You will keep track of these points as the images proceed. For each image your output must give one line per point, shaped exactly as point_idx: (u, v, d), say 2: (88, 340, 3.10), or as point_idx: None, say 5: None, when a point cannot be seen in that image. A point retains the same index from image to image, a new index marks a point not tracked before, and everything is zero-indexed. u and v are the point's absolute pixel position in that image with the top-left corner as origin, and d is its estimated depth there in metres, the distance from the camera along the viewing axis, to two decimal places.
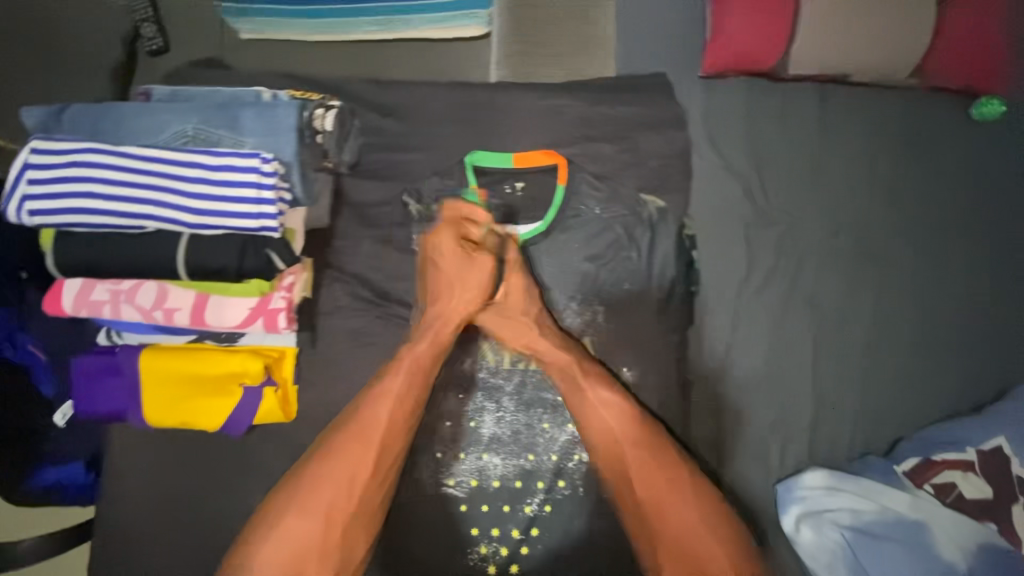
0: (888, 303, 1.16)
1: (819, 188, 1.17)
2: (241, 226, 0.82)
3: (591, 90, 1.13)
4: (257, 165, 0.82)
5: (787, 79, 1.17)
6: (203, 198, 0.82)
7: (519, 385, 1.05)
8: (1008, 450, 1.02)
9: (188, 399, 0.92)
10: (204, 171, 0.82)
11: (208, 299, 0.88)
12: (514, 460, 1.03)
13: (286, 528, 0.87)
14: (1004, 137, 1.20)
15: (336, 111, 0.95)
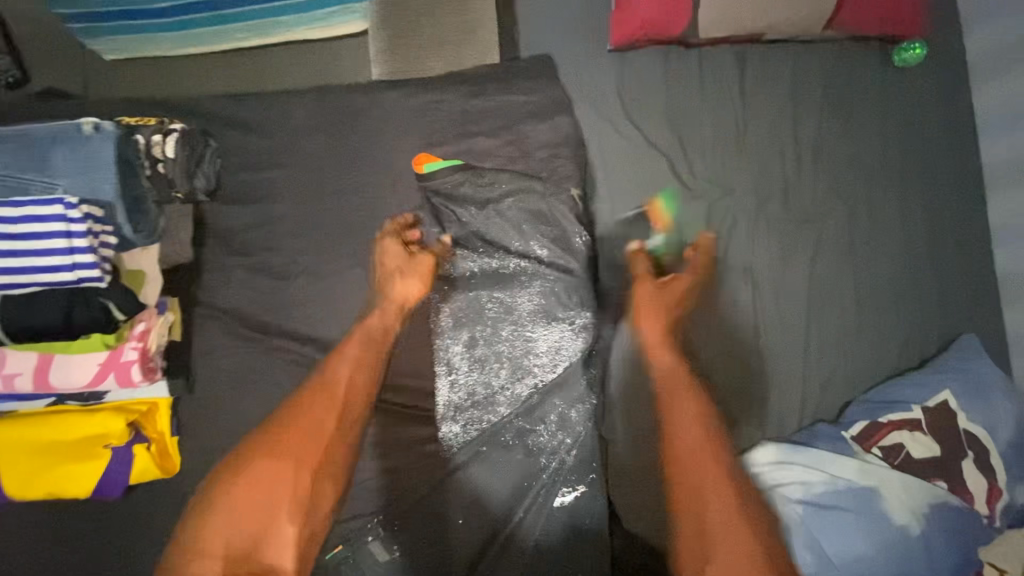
0: (824, 266, 1.13)
1: (743, 154, 1.13)
2: (57, 280, 0.81)
3: (472, 80, 1.05)
4: (62, 212, 0.79)
5: (700, 44, 1.12)
6: (20, 254, 0.79)
7: (470, 342, 0.98)
8: (955, 407, 1.02)
9: (48, 469, 0.85)
10: (5, 225, 0.79)
11: (52, 359, 0.83)
12: (475, 424, 0.96)
13: (250, 477, 0.78)
14: (925, 83, 1.17)
15: (178, 134, 0.91)
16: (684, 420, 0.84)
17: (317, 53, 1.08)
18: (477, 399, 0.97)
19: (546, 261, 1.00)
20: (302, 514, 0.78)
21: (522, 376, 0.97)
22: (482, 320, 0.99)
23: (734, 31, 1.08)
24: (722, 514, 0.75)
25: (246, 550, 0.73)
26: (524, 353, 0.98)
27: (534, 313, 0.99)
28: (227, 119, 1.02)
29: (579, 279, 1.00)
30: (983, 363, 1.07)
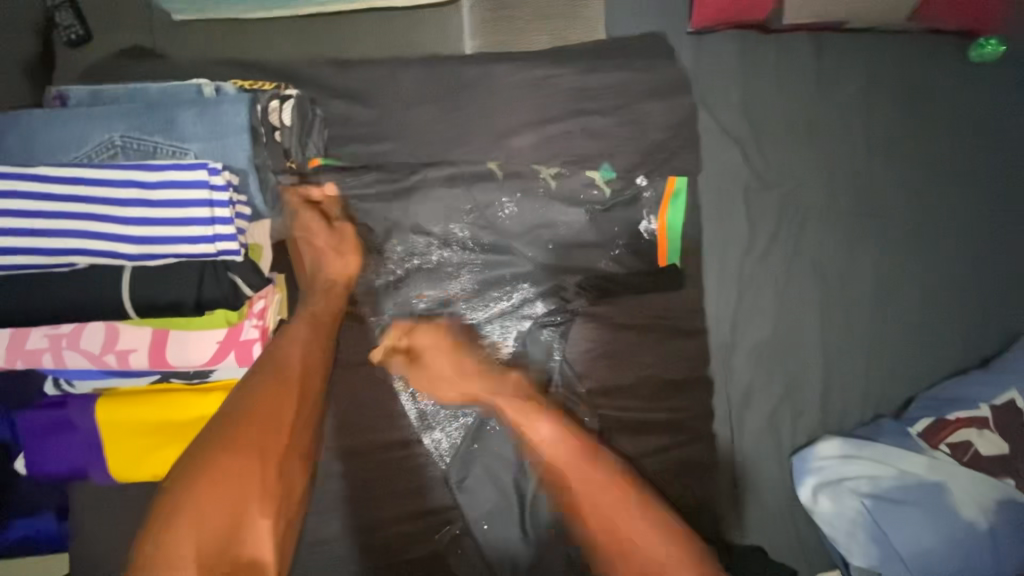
0: (893, 261, 1.12)
1: (815, 144, 1.11)
2: (194, 252, 0.76)
3: (582, 57, 1.04)
4: (206, 177, 0.76)
5: (783, 29, 1.09)
6: (157, 220, 0.75)
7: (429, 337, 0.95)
8: (1022, 405, 1.01)
9: (154, 449, 0.83)
10: (139, 189, 0.74)
11: (168, 335, 0.79)
12: (455, 423, 0.93)
13: (211, 473, 0.71)
14: (1002, 78, 1.16)
15: (294, 101, 0.89)
16: (549, 437, 0.85)
17: (387, 21, 1.03)
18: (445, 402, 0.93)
19: (472, 242, 0.98)
20: (272, 500, 0.76)
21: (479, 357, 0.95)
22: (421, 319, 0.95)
23: (819, 18, 1.05)
24: (630, 521, 0.78)
25: (218, 550, 0.68)
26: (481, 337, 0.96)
27: (471, 297, 0.97)
28: (306, 89, 0.98)
29: (534, 255, 0.99)
30: None
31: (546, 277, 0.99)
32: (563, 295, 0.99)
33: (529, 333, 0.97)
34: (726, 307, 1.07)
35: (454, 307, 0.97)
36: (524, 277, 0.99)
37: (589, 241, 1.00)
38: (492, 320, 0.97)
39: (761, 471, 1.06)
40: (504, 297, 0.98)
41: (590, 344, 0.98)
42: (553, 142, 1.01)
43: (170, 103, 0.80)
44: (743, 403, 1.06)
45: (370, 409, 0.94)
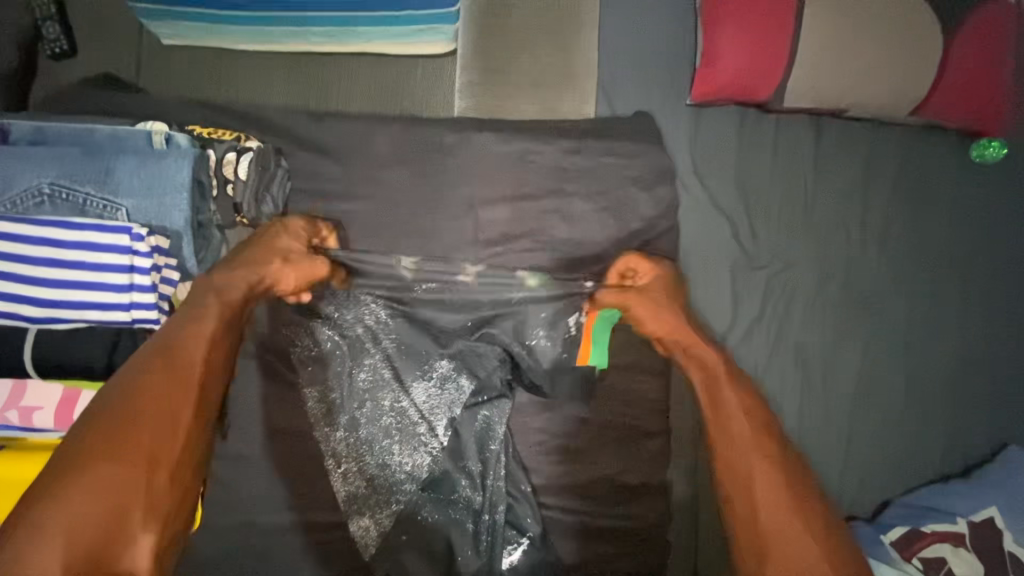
0: (878, 357, 1.09)
1: (809, 229, 1.09)
2: (110, 318, 0.75)
3: (567, 129, 1.01)
4: (128, 242, 0.73)
5: (781, 111, 1.07)
6: (69, 282, 0.73)
7: (371, 415, 0.91)
8: (1000, 525, 0.97)
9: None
10: (57, 249, 0.73)
11: (80, 395, 0.73)
12: (385, 511, 0.88)
13: (88, 478, 0.56)
14: (1002, 182, 1.13)
15: (253, 153, 0.84)
16: (732, 397, 0.74)
17: (383, 69, 1.02)
18: (376, 485, 0.89)
19: (393, 313, 0.92)
20: (161, 512, 0.59)
21: (411, 437, 0.90)
22: (357, 397, 0.91)
23: (818, 103, 1.04)
24: (775, 492, 0.64)
25: (91, 564, 0.53)
26: (414, 418, 0.91)
27: (401, 372, 0.92)
28: (284, 132, 0.95)
29: (487, 344, 0.92)
30: None
31: (491, 365, 0.92)
32: (508, 384, 0.92)
33: (463, 423, 0.90)
34: None
35: (390, 387, 0.91)
36: (467, 363, 0.92)
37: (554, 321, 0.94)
38: (430, 399, 0.91)
39: None
40: (442, 382, 0.92)
41: (544, 436, 0.92)
42: (534, 211, 0.97)
43: (111, 152, 0.77)
44: None
45: (319, 468, 0.89)
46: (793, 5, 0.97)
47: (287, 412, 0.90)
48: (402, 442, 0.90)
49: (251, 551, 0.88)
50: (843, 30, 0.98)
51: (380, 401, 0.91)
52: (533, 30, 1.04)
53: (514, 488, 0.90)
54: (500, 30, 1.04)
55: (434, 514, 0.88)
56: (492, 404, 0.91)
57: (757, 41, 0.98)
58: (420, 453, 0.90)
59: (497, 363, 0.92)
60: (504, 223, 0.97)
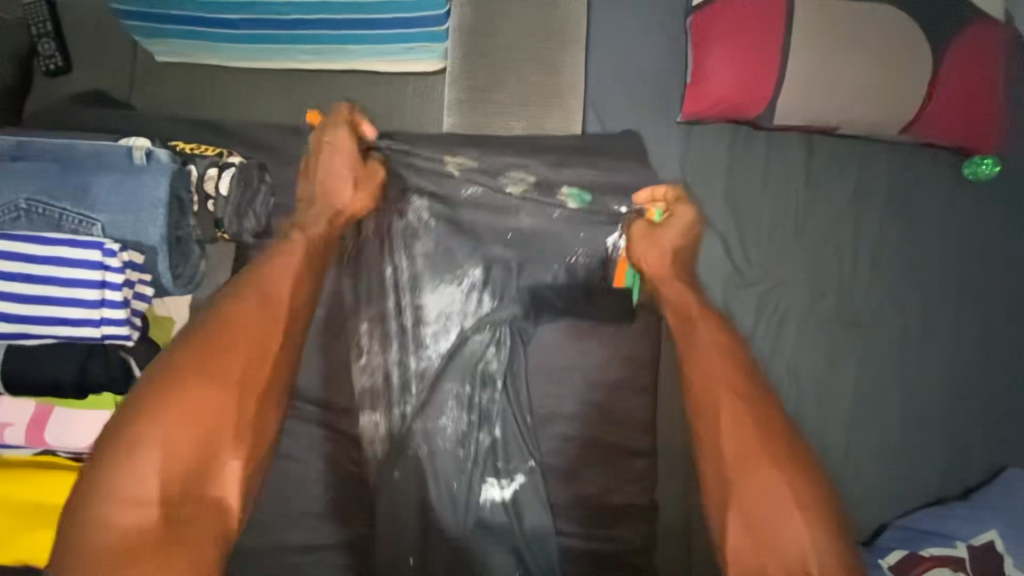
0: (873, 374, 1.07)
1: (801, 245, 1.08)
2: (81, 334, 0.75)
3: (553, 146, 1.01)
4: (99, 259, 0.73)
5: (770, 128, 1.07)
6: (39, 298, 0.73)
7: (388, 315, 0.90)
8: (1001, 550, 0.95)
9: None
10: (28, 264, 0.73)
11: (52, 412, 0.76)
12: (393, 411, 0.88)
13: (186, 399, 0.64)
14: (995, 198, 1.13)
15: (235, 168, 0.83)
16: (710, 342, 0.81)
17: (374, 86, 1.03)
18: (392, 383, 0.89)
19: (432, 215, 0.94)
20: (247, 438, 0.66)
21: (431, 342, 0.90)
22: (385, 290, 0.90)
23: (808, 121, 1.04)
24: (751, 437, 0.70)
25: (184, 484, 0.60)
26: (428, 325, 0.90)
27: (426, 275, 0.92)
28: (273, 147, 0.96)
29: (507, 305, 0.92)
30: None
31: (519, 288, 0.93)
32: (530, 312, 0.92)
33: (461, 347, 0.90)
34: None
35: (422, 286, 0.91)
36: (495, 283, 0.93)
37: (543, 337, 0.94)
38: (456, 308, 0.91)
39: None
40: (468, 297, 0.92)
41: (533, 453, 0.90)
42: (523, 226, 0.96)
43: (89, 167, 0.77)
44: None
45: (303, 483, 0.88)
46: (781, 25, 0.98)
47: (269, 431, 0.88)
48: (422, 347, 0.90)
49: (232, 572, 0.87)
50: (831, 50, 0.99)
51: (405, 301, 0.91)
52: (525, 45, 1.04)
53: (518, 417, 0.89)
54: (492, 42, 1.03)
55: (441, 427, 0.87)
56: (516, 326, 0.92)
57: (744, 62, 0.99)
58: (433, 354, 0.90)
59: (486, 375, 0.90)
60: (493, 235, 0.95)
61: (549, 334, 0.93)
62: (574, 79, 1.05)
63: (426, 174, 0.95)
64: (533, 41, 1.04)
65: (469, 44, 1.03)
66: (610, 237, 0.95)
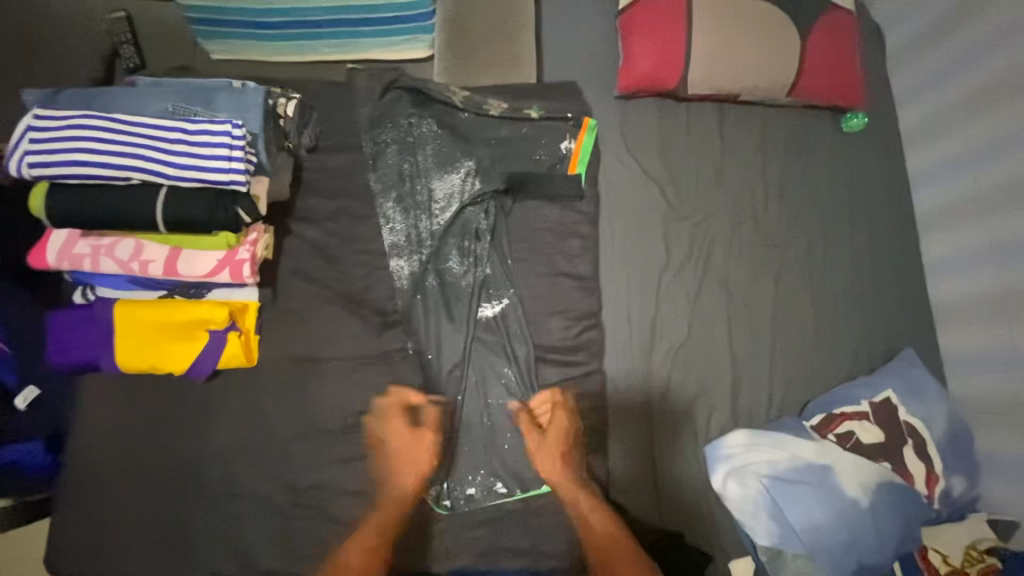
0: (788, 282, 1.33)
1: (722, 185, 1.36)
2: (214, 180, 0.90)
3: (513, 98, 1.25)
4: (229, 129, 0.89)
5: (689, 98, 1.38)
6: (188, 154, 0.89)
7: (401, 196, 1.15)
8: (895, 402, 1.19)
9: (164, 344, 0.98)
10: (183, 132, 0.90)
11: (180, 252, 0.94)
12: (415, 257, 1.12)
13: None
14: (869, 144, 1.44)
15: (297, 100, 1.12)
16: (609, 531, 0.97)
17: None
18: (412, 238, 1.13)
19: (441, 128, 1.19)
20: None
21: (440, 212, 1.14)
22: (404, 178, 1.15)
23: (716, 89, 1.35)
24: None
25: None
26: (438, 195, 1.15)
27: (433, 167, 1.16)
28: None
29: (493, 178, 1.16)
30: (918, 368, 1.25)
31: (504, 172, 1.17)
32: (511, 191, 1.17)
33: (460, 209, 1.15)
34: (646, 314, 1.28)
35: (431, 175, 1.16)
36: (486, 171, 1.17)
37: (519, 253, 1.15)
38: (459, 188, 1.15)
39: (679, 461, 1.20)
40: (465, 180, 1.16)
41: (516, 343, 1.11)
42: (500, 161, 1.18)
43: (213, 89, 0.98)
44: (662, 401, 1.23)
45: (330, 377, 1.06)
46: (682, 15, 1.31)
47: (298, 336, 1.07)
48: (433, 215, 1.14)
49: (270, 452, 1.02)
50: (726, 33, 1.32)
51: (419, 183, 1.15)
52: (493, 25, 1.30)
53: (502, 276, 1.13)
54: (467, 24, 1.29)
55: (449, 267, 1.12)
56: (499, 198, 1.16)
57: (659, 45, 1.31)
58: (444, 214, 1.14)
59: (475, 279, 1.12)
60: (474, 161, 1.17)
61: (521, 233, 1.17)
62: (530, 53, 1.31)
63: (435, 88, 1.19)
64: (500, 23, 1.30)
65: (449, 26, 1.28)
66: (558, 146, 1.21)
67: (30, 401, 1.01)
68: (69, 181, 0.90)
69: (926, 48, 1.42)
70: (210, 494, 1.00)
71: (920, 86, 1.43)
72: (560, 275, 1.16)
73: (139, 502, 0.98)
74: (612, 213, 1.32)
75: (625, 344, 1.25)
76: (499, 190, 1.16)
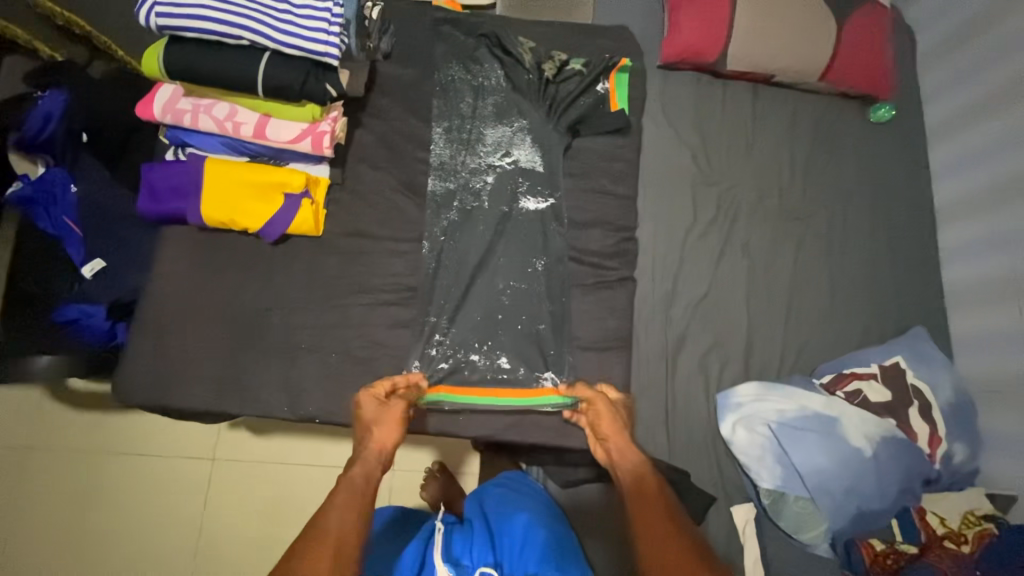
0: (806, 253, 1.39)
1: (750, 157, 1.44)
2: (312, 49, 0.97)
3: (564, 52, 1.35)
4: (332, 7, 0.98)
5: (726, 75, 1.46)
6: (293, 22, 0.97)
7: (450, 125, 1.23)
8: (904, 367, 1.24)
9: (245, 199, 1.07)
10: (292, 6, 0.98)
11: (269, 119, 1.05)
12: (443, 181, 1.20)
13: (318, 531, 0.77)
14: (893, 135, 1.51)
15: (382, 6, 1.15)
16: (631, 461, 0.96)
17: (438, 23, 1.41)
18: (446, 167, 1.20)
19: (505, 82, 1.26)
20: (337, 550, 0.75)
21: (485, 154, 1.21)
22: (456, 113, 1.24)
23: (751, 68, 1.43)
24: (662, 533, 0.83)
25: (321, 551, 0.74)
26: (477, 139, 1.22)
27: (488, 116, 1.24)
28: None
29: (540, 125, 1.23)
30: (929, 343, 1.29)
31: (556, 135, 1.23)
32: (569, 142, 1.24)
33: (507, 150, 1.22)
34: (668, 270, 1.34)
35: (485, 122, 1.23)
36: (537, 130, 1.23)
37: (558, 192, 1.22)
38: (509, 137, 1.22)
39: (690, 407, 1.24)
40: (516, 134, 1.23)
41: (547, 271, 1.17)
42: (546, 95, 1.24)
43: None
44: (677, 348, 1.28)
45: (370, 284, 1.13)
46: None
47: (344, 243, 1.15)
48: (477, 155, 1.21)
49: (309, 343, 1.09)
50: (765, 14, 1.41)
51: (471, 125, 1.23)
52: None
53: (537, 216, 1.19)
54: None
55: (481, 203, 1.19)
56: (550, 152, 1.22)
57: (702, 17, 1.40)
58: (496, 159, 1.21)
59: (514, 208, 1.19)
60: (521, 99, 1.25)
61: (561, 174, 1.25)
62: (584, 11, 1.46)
63: (511, 41, 1.26)
64: None
65: None
66: (594, 87, 1.26)
67: (95, 272, 1.09)
68: (185, 35, 0.97)
69: (955, 49, 1.48)
70: (251, 375, 1.07)
71: (948, 86, 1.50)
72: (592, 214, 1.23)
73: (180, 374, 1.05)
74: (645, 172, 1.40)
75: (647, 292, 1.31)
76: (534, 150, 1.22)
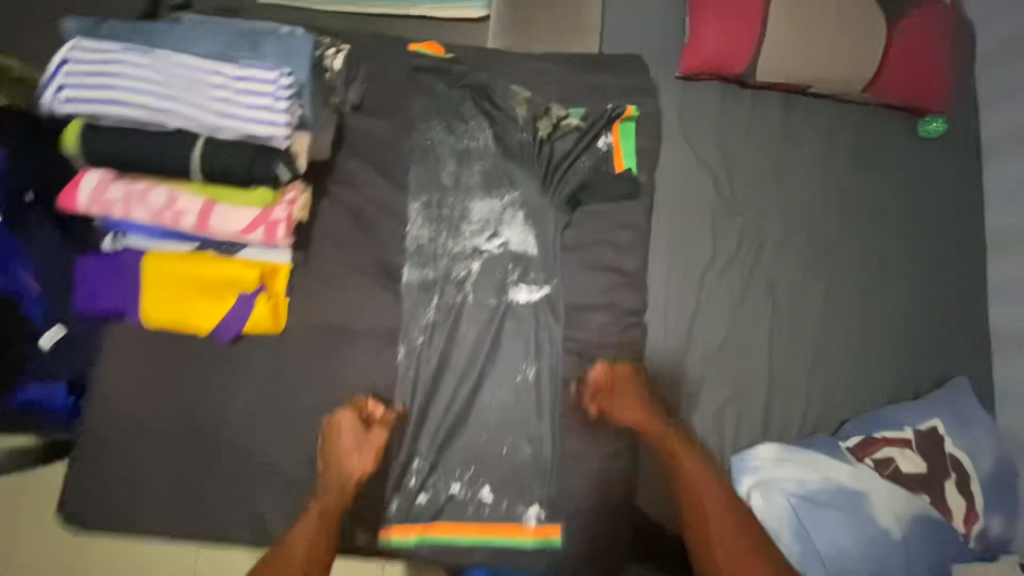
0: (838, 292, 1.25)
1: (779, 181, 1.28)
2: (255, 132, 0.93)
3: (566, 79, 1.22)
4: (274, 83, 0.93)
5: (755, 86, 1.29)
6: (232, 103, 0.93)
7: (431, 201, 1.11)
8: (943, 432, 1.14)
9: (192, 300, 0.98)
10: (227, 82, 0.93)
11: (213, 207, 0.94)
12: (421, 269, 1.08)
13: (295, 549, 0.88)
14: (944, 152, 1.33)
15: (345, 52, 1.13)
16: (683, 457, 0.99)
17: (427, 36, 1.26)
18: (425, 251, 1.09)
19: (494, 146, 1.14)
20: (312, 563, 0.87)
21: (470, 235, 1.10)
22: (440, 184, 1.12)
23: (785, 79, 1.25)
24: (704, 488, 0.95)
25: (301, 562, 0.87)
26: (460, 219, 1.11)
27: (475, 187, 1.12)
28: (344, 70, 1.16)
29: (533, 198, 1.12)
30: (972, 401, 1.18)
31: (551, 207, 1.12)
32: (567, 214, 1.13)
33: (495, 231, 1.11)
34: (682, 316, 1.21)
35: (471, 194, 1.12)
36: (530, 203, 1.12)
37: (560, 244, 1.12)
38: (497, 215, 1.11)
39: None
40: (505, 209, 1.12)
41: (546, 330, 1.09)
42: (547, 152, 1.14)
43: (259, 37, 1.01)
44: (691, 403, 1.17)
45: (354, 347, 1.05)
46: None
47: (326, 303, 1.06)
48: (461, 237, 1.10)
49: (290, 413, 1.02)
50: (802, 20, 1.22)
51: (455, 199, 1.11)
52: None
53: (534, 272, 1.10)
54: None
55: (467, 294, 1.09)
56: (542, 228, 1.11)
57: (727, 26, 1.23)
58: (483, 242, 1.10)
59: (510, 261, 1.10)
60: (516, 144, 1.14)
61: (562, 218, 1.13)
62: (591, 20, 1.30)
63: (502, 94, 1.17)
64: None
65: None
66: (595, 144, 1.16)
67: (56, 340, 1.03)
68: (104, 119, 0.93)
69: None
70: (229, 447, 1.01)
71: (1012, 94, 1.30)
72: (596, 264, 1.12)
73: (157, 447, 1.00)
74: (659, 203, 1.25)
75: (658, 340, 1.19)
76: (523, 231, 1.11)
